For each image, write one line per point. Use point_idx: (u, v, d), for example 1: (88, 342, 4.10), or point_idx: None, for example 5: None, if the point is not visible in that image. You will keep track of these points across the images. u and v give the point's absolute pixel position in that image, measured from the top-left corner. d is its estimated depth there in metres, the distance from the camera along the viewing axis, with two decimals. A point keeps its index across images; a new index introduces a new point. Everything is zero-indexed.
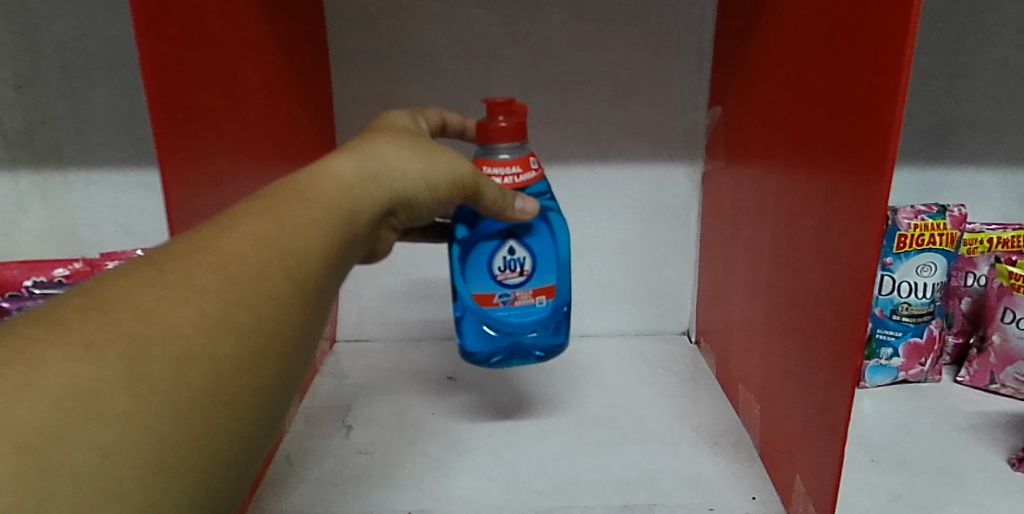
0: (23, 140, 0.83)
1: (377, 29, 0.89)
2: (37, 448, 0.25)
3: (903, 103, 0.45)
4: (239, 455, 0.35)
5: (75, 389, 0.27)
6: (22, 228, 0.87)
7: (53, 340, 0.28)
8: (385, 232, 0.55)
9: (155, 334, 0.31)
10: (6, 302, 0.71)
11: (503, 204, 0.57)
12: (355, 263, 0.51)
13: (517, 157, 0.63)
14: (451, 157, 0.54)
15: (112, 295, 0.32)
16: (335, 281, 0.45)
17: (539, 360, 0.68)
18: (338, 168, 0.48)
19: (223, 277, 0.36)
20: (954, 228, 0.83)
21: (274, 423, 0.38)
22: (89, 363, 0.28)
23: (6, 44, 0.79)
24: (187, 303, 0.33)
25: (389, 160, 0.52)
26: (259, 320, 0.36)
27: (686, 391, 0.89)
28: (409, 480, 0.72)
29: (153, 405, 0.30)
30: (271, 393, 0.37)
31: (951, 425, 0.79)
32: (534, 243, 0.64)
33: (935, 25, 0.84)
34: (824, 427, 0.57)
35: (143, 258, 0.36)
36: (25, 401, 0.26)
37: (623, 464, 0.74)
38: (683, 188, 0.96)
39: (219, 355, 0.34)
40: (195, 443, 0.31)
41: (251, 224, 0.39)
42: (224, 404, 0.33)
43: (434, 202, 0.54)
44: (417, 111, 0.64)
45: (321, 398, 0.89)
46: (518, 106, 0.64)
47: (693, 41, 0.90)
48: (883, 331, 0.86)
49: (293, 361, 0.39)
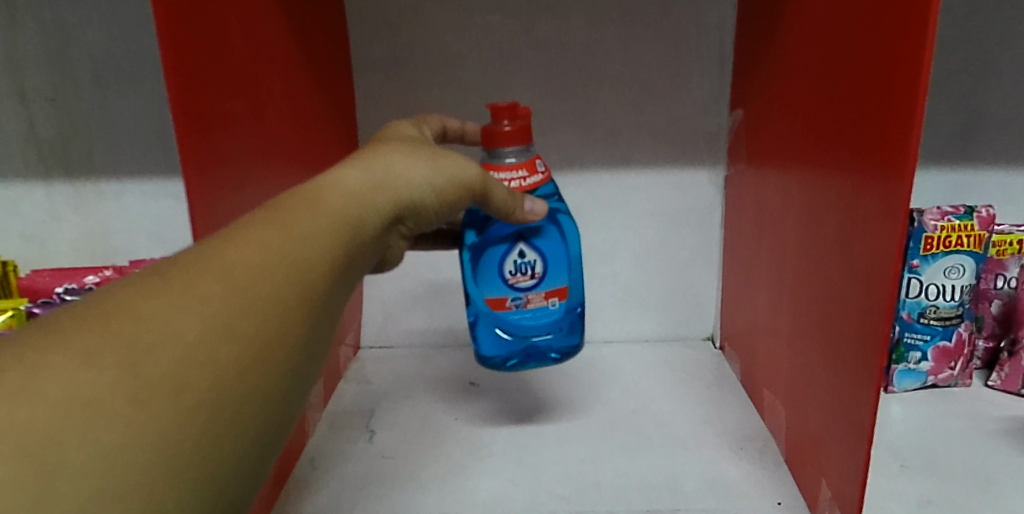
0: (57, 150, 0.85)
1: (398, 37, 0.90)
2: (39, 453, 0.26)
3: (924, 92, 0.45)
4: (246, 455, 0.35)
5: (76, 394, 0.28)
6: (56, 237, 0.89)
7: (54, 346, 0.29)
8: (395, 240, 0.56)
9: (157, 340, 0.32)
10: (37, 308, 0.73)
11: (512, 204, 0.58)
12: (365, 271, 0.51)
13: (523, 161, 0.63)
14: (457, 160, 0.55)
15: (116, 302, 0.33)
16: (344, 287, 0.46)
17: (556, 361, 0.68)
18: (346, 177, 0.49)
19: (227, 283, 0.36)
20: (983, 229, 0.81)
21: (284, 425, 0.39)
22: (89, 370, 0.29)
23: (40, 57, 0.81)
24: (191, 309, 0.34)
25: (395, 168, 0.52)
26: (265, 325, 0.37)
27: (710, 396, 0.88)
28: (431, 485, 0.72)
29: (154, 410, 0.30)
30: (282, 394, 0.38)
31: (983, 430, 0.77)
32: (543, 245, 0.65)
33: (961, 22, 0.83)
34: (850, 429, 0.56)
35: (148, 269, 0.37)
36: (26, 407, 0.27)
37: (646, 469, 0.74)
38: (705, 192, 0.96)
39: (224, 359, 0.34)
40: (200, 444, 0.32)
41: (256, 234, 0.40)
42: (230, 406, 0.34)
43: (442, 206, 0.54)
44: (420, 118, 0.66)
45: (346, 404, 0.90)
46: (522, 109, 0.63)
47: (714, 43, 0.89)
48: (911, 334, 0.84)
49: (301, 365, 0.40)
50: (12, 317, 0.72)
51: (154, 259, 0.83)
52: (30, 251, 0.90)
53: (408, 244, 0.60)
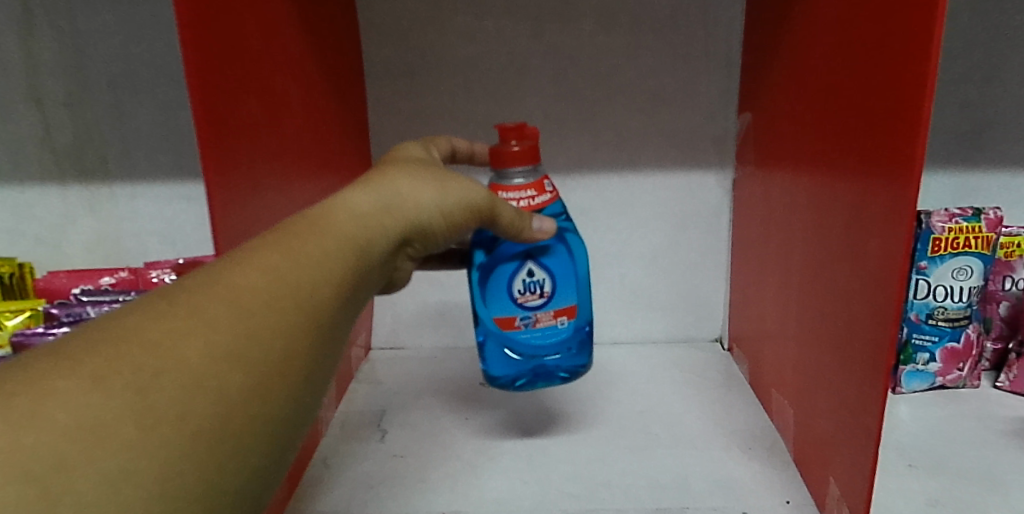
0: (73, 154, 0.86)
1: (408, 41, 0.91)
2: (43, 478, 0.27)
3: (931, 100, 0.45)
4: (250, 479, 0.36)
5: (84, 420, 0.29)
6: (71, 239, 0.90)
7: (63, 372, 0.30)
8: (402, 262, 0.56)
9: (165, 365, 0.32)
10: (55, 309, 0.73)
11: (519, 224, 0.59)
12: (373, 293, 0.52)
13: (531, 182, 0.63)
14: (465, 184, 0.56)
15: (128, 328, 0.33)
16: (351, 310, 0.47)
17: (564, 381, 0.68)
18: (355, 201, 0.49)
19: (234, 309, 0.37)
20: (990, 231, 0.81)
21: (289, 448, 0.40)
22: (98, 397, 0.30)
23: (56, 62, 0.83)
24: (199, 335, 0.35)
25: (403, 190, 0.53)
26: (271, 351, 0.38)
27: (718, 397, 0.88)
28: (442, 483, 0.73)
29: (162, 436, 0.31)
30: (287, 418, 0.39)
31: (991, 430, 0.77)
32: (552, 263, 0.65)
33: (969, 25, 0.83)
34: (858, 429, 0.57)
35: (158, 293, 0.37)
36: (32, 434, 0.27)
37: (654, 468, 0.74)
38: (713, 195, 0.96)
39: (229, 384, 0.35)
40: (203, 470, 0.33)
41: (265, 258, 0.41)
42: (235, 430, 0.35)
43: (450, 229, 0.55)
44: (429, 141, 0.67)
45: (357, 404, 0.90)
46: (529, 130, 0.65)
47: (722, 47, 0.90)
48: (919, 335, 0.84)
49: (307, 389, 0.40)
50: (30, 318, 0.74)
51: (168, 261, 0.84)
52: (46, 253, 0.91)
53: (415, 264, 0.60)
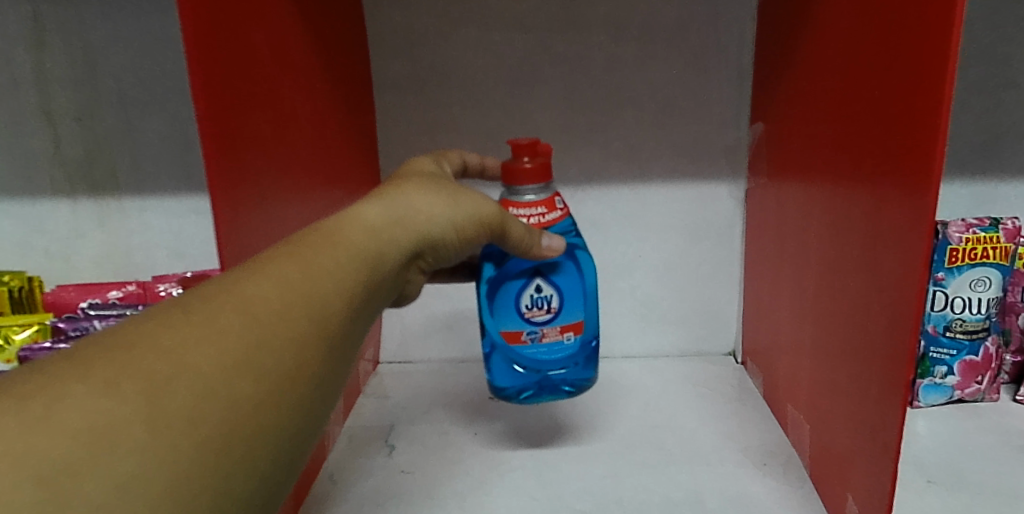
0: (82, 169, 0.87)
1: (418, 56, 0.91)
2: (52, 479, 0.26)
3: (948, 110, 0.45)
4: (256, 494, 0.35)
5: (97, 422, 0.29)
6: (81, 253, 0.91)
7: (77, 375, 0.30)
8: (413, 274, 0.56)
9: (177, 373, 0.32)
10: (61, 322, 0.73)
11: (528, 241, 0.58)
12: (382, 306, 0.51)
13: (542, 198, 0.63)
14: (476, 198, 0.55)
15: (138, 336, 0.33)
16: (361, 325, 0.46)
17: (569, 394, 0.68)
18: (365, 212, 0.49)
19: (247, 319, 0.37)
20: (1009, 241, 0.80)
21: (295, 466, 0.39)
22: (111, 400, 0.30)
23: (67, 77, 0.83)
24: (210, 345, 0.34)
25: (415, 204, 0.52)
26: (280, 362, 0.37)
27: (734, 411, 0.87)
28: (451, 501, 0.72)
29: (171, 441, 0.30)
30: (294, 433, 0.37)
31: (1011, 445, 0.76)
32: (561, 281, 0.64)
33: (983, 36, 0.82)
34: (877, 445, 0.56)
35: (172, 301, 0.37)
36: (44, 436, 0.27)
37: (668, 484, 0.73)
38: (726, 206, 0.95)
39: (239, 394, 0.34)
40: (210, 479, 0.32)
41: (277, 269, 0.41)
42: (242, 442, 0.34)
43: (460, 242, 0.55)
44: (439, 154, 0.66)
45: (365, 419, 0.90)
46: (542, 146, 0.64)
47: (733, 58, 0.89)
48: (937, 349, 0.83)
49: (316, 404, 0.39)
50: (36, 332, 0.74)
51: (176, 275, 0.84)
52: (57, 267, 0.92)
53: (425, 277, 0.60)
